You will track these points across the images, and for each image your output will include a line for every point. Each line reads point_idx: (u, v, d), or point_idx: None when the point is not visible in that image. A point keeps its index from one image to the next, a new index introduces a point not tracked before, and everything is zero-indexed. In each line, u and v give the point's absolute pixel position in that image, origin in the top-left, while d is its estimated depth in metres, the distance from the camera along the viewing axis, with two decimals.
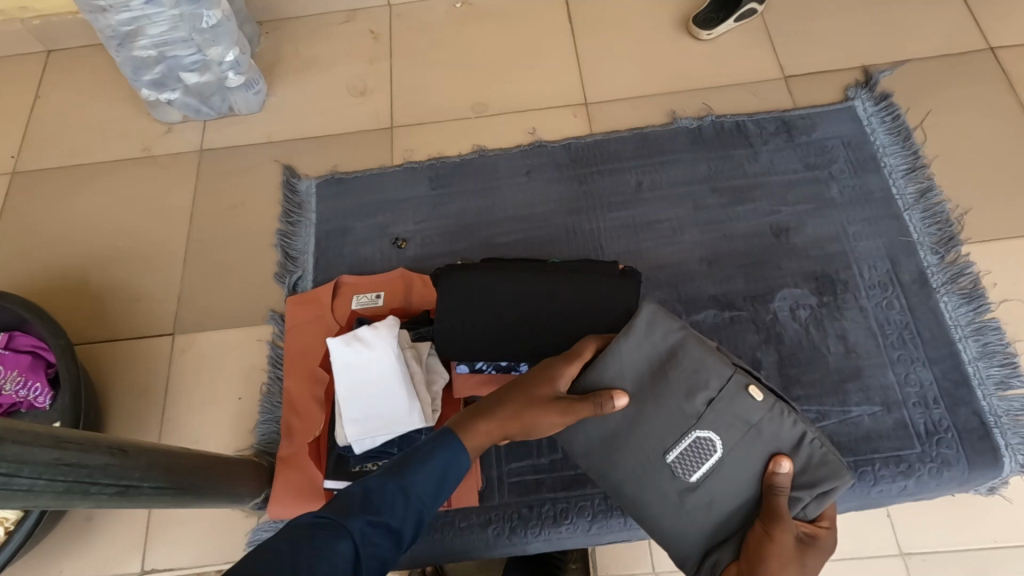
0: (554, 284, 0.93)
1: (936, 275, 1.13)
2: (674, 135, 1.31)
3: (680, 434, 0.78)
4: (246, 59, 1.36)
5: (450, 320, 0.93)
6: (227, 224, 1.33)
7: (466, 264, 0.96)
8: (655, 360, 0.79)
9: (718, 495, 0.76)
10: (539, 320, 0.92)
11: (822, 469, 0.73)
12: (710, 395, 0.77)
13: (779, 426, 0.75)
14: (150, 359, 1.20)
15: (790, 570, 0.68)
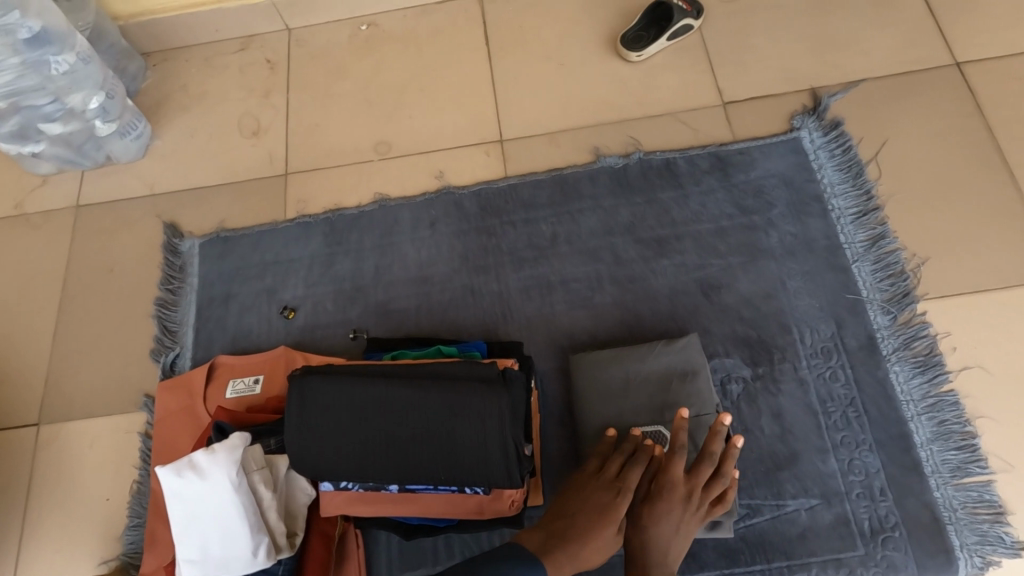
0: (416, 393, 0.77)
1: (887, 340, 0.99)
2: (594, 176, 1.16)
3: (652, 419, 0.90)
4: (116, 102, 1.21)
5: (299, 438, 0.79)
6: (102, 292, 1.19)
7: (321, 368, 0.82)
8: (672, 370, 0.92)
9: None
10: (400, 437, 0.77)
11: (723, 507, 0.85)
12: (690, 411, 0.88)
13: None
14: (11, 453, 1.08)
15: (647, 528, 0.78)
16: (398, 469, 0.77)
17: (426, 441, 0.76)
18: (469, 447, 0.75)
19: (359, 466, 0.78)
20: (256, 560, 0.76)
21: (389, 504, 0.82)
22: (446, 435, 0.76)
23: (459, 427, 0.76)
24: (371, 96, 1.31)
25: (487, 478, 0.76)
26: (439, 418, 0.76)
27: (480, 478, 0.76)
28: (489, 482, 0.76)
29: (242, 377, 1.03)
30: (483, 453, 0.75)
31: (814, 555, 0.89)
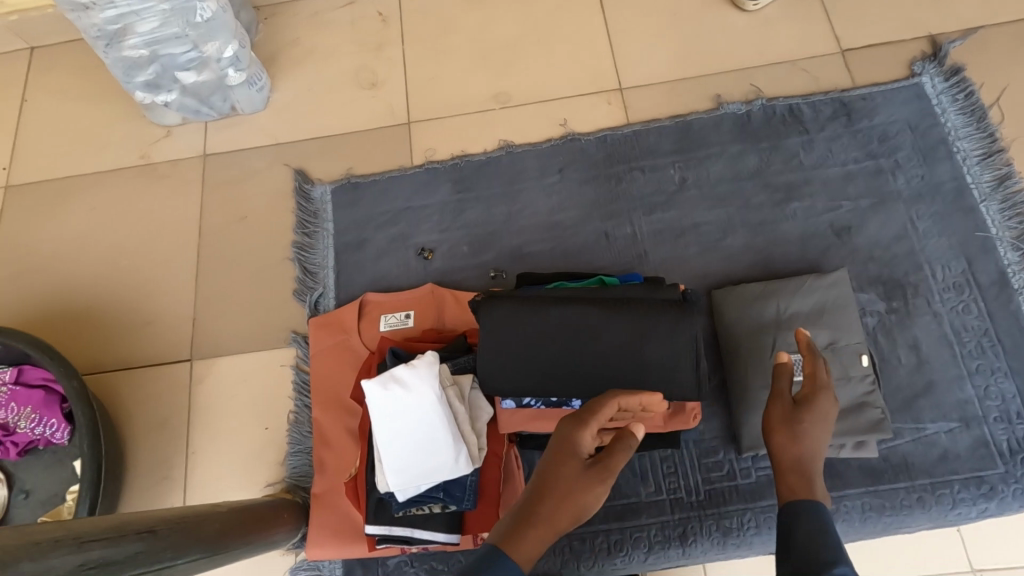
0: (607, 312, 0.81)
1: (1017, 275, 1.03)
2: (718, 122, 1.19)
3: (801, 347, 0.96)
4: (246, 53, 1.23)
5: (494, 355, 0.82)
6: (237, 237, 1.23)
7: (505, 294, 0.85)
8: (820, 303, 0.98)
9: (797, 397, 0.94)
10: (592, 353, 0.81)
11: (872, 425, 0.92)
12: (839, 340, 0.95)
13: (855, 385, 0.93)
14: (166, 388, 1.13)
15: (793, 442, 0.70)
16: (589, 381, 0.81)
17: (617, 356, 0.80)
18: (659, 360, 0.80)
19: (552, 381, 0.81)
20: (457, 466, 0.81)
21: (569, 421, 0.87)
22: (638, 349, 0.80)
23: (650, 342, 0.80)
24: (486, 48, 1.33)
25: (675, 389, 0.80)
26: (631, 334, 0.80)
27: (670, 390, 0.80)
28: (675, 393, 0.81)
29: (393, 312, 1.08)
30: (674, 365, 0.80)
31: (956, 473, 0.95)
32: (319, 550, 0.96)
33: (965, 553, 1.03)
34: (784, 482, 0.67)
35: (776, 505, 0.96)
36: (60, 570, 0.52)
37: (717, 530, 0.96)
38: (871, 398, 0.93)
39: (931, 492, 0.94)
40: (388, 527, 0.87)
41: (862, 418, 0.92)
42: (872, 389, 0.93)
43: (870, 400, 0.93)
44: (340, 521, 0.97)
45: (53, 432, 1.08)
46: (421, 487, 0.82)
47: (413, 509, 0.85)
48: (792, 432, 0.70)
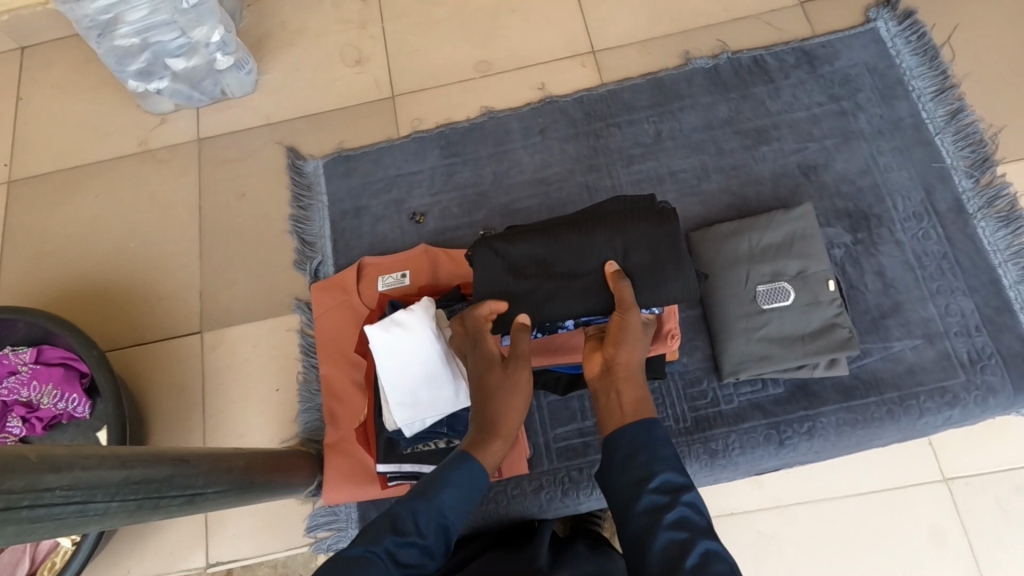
0: (586, 233, 0.86)
1: (972, 201, 1.10)
2: (689, 77, 1.25)
3: (772, 278, 1.03)
4: (233, 37, 1.28)
5: (494, 289, 0.86)
6: (237, 214, 1.29)
7: (490, 236, 0.90)
8: (789, 235, 1.04)
9: (772, 324, 1.01)
10: (581, 274, 0.85)
11: (841, 342, 0.99)
12: (807, 269, 1.02)
13: (824, 310, 1.00)
14: (181, 359, 1.19)
15: (640, 345, 0.79)
16: (586, 300, 0.84)
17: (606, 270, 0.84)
18: (648, 268, 0.84)
19: (553, 305, 0.84)
20: (457, 399, 0.88)
21: (562, 354, 0.93)
22: (626, 260, 0.84)
23: (634, 255, 0.84)
24: (465, 20, 1.38)
25: (667, 293, 0.84)
26: (614, 250, 0.85)
27: (662, 295, 0.84)
28: (668, 297, 0.84)
29: (389, 272, 1.14)
30: (660, 274, 0.84)
31: (922, 385, 1.02)
32: (335, 493, 1.03)
33: (935, 461, 1.13)
34: (624, 394, 0.73)
35: (758, 426, 1.04)
36: (109, 482, 0.57)
37: (704, 452, 1.03)
38: (839, 321, 1.00)
39: (900, 404, 1.01)
40: (399, 464, 0.94)
41: (832, 338, 0.99)
42: (840, 312, 1.00)
43: (838, 322, 1.00)
44: (353, 466, 1.04)
45: (75, 407, 1.13)
46: (426, 421, 0.89)
47: (421, 445, 0.92)
48: (637, 347, 0.78)
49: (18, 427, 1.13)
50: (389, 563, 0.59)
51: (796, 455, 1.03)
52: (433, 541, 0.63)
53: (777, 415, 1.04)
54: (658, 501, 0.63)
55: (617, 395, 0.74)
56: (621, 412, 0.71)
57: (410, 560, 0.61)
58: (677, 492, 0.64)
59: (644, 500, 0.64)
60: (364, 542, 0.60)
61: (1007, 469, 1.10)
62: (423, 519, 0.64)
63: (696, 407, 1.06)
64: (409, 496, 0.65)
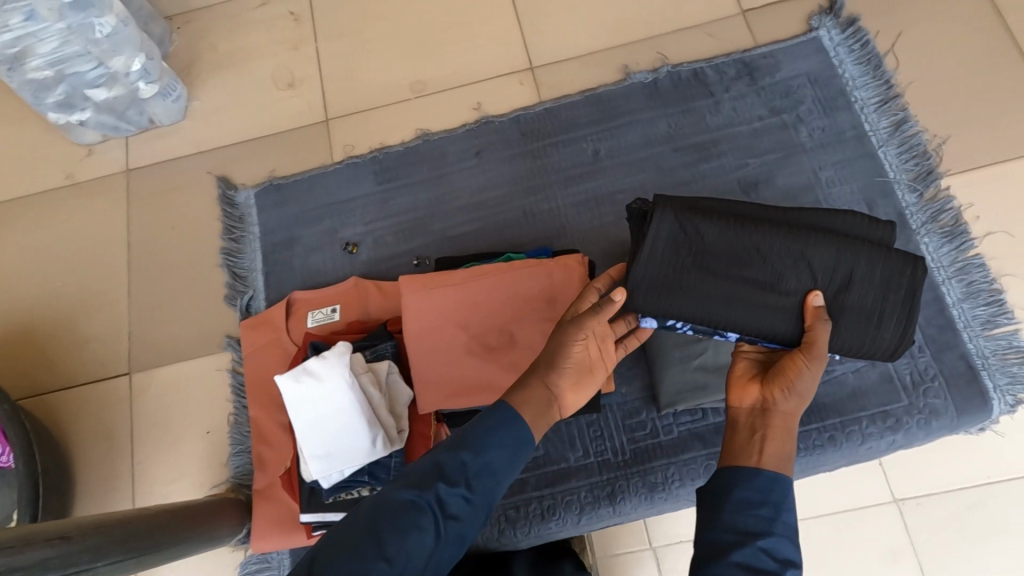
0: (858, 250, 0.73)
1: (915, 216, 1.07)
2: (628, 92, 1.21)
3: None
4: (156, 65, 1.24)
5: (655, 273, 0.75)
6: (167, 248, 1.24)
7: (677, 200, 0.76)
8: None
9: (708, 354, 0.99)
10: (782, 290, 0.73)
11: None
12: None
13: None
14: (110, 402, 1.15)
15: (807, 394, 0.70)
16: (760, 317, 0.74)
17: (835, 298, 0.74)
18: (858, 309, 0.74)
19: (709, 312, 0.75)
20: (375, 448, 0.84)
21: (485, 395, 0.90)
22: (842, 297, 0.73)
23: (851, 292, 0.73)
24: (400, 38, 1.34)
25: (850, 346, 0.76)
26: (832, 277, 0.73)
27: (850, 346, 0.76)
28: (858, 350, 0.76)
29: (320, 308, 1.10)
30: (866, 319, 0.74)
31: (864, 410, 0.99)
32: (264, 542, 0.99)
33: (886, 482, 1.10)
34: (770, 444, 0.66)
35: (698, 457, 1.00)
36: None
37: (643, 486, 1.00)
38: None
39: (842, 430, 0.99)
40: (322, 513, 0.90)
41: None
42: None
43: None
44: (282, 513, 1.00)
45: None
46: (344, 472, 0.85)
47: (343, 493, 0.88)
48: (804, 401, 0.70)
49: None
50: (435, 511, 0.58)
51: None
52: (479, 494, 0.62)
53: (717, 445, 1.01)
54: (763, 562, 0.58)
55: (760, 440, 0.67)
56: (759, 457, 0.65)
57: (455, 509, 0.60)
58: (785, 563, 0.58)
59: (746, 552, 0.59)
60: (408, 489, 0.59)
61: (957, 489, 1.08)
62: (468, 472, 0.61)
63: (635, 439, 1.03)
64: (453, 445, 0.63)
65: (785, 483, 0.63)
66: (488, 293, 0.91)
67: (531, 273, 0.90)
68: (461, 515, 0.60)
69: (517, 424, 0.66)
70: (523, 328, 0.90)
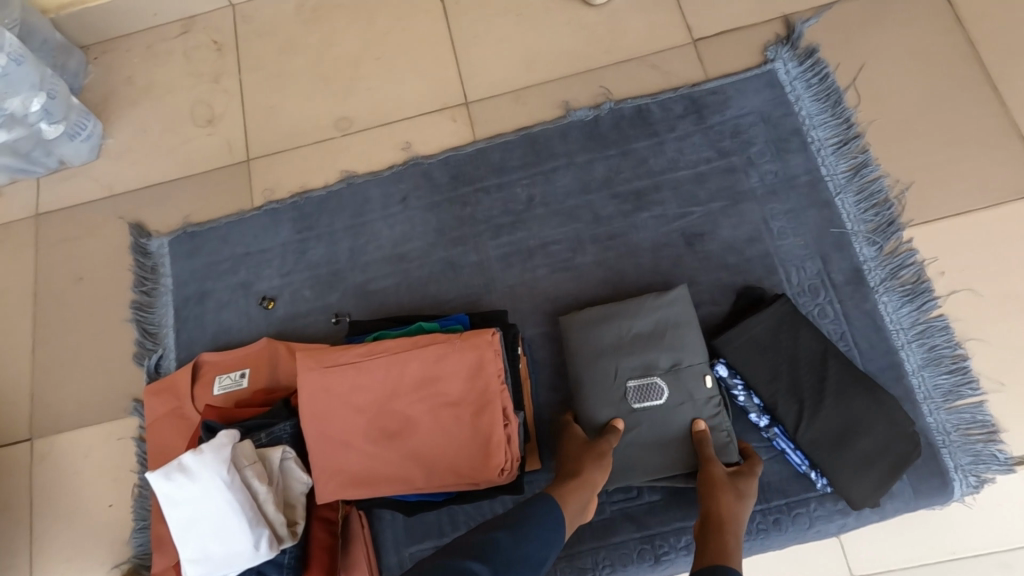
0: (869, 344, 0.94)
1: (873, 272, 0.98)
2: (565, 131, 1.12)
3: (644, 373, 0.90)
4: (59, 104, 1.15)
5: (746, 334, 0.93)
6: (73, 302, 1.16)
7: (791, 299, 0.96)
8: (661, 324, 0.92)
9: (642, 428, 0.89)
10: (817, 406, 0.89)
11: (724, 449, 0.87)
12: (680, 361, 0.89)
13: (700, 410, 0.88)
14: (7, 471, 1.07)
15: (728, 496, 0.79)
16: (791, 411, 0.89)
17: (849, 434, 0.87)
18: (859, 453, 0.87)
19: (765, 384, 0.91)
20: (259, 553, 0.76)
21: (386, 485, 0.82)
22: (852, 437, 0.87)
23: (861, 441, 0.87)
24: (326, 70, 1.25)
25: (846, 483, 0.86)
26: (856, 419, 0.88)
27: (843, 482, 0.87)
28: (846, 487, 0.86)
29: (228, 372, 1.02)
30: (865, 469, 0.86)
31: (811, 491, 0.91)
32: None
33: (842, 556, 1.01)
34: (721, 541, 0.72)
35: (630, 540, 0.92)
36: None
37: (569, 572, 0.92)
38: (718, 423, 0.87)
39: (787, 514, 0.90)
40: None
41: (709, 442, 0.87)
42: (718, 412, 0.88)
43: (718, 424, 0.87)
44: None
45: None
46: None
47: None
48: (732, 502, 0.79)
49: None
50: None
51: (671, 572, 0.91)
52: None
53: (652, 526, 0.92)
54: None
55: (710, 539, 0.73)
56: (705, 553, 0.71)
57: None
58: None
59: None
60: (471, 558, 0.59)
61: (920, 566, 0.98)
62: (517, 556, 0.62)
63: None
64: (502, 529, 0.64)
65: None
66: (386, 376, 0.81)
67: (435, 352, 0.81)
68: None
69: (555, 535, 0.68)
70: (425, 415, 0.81)
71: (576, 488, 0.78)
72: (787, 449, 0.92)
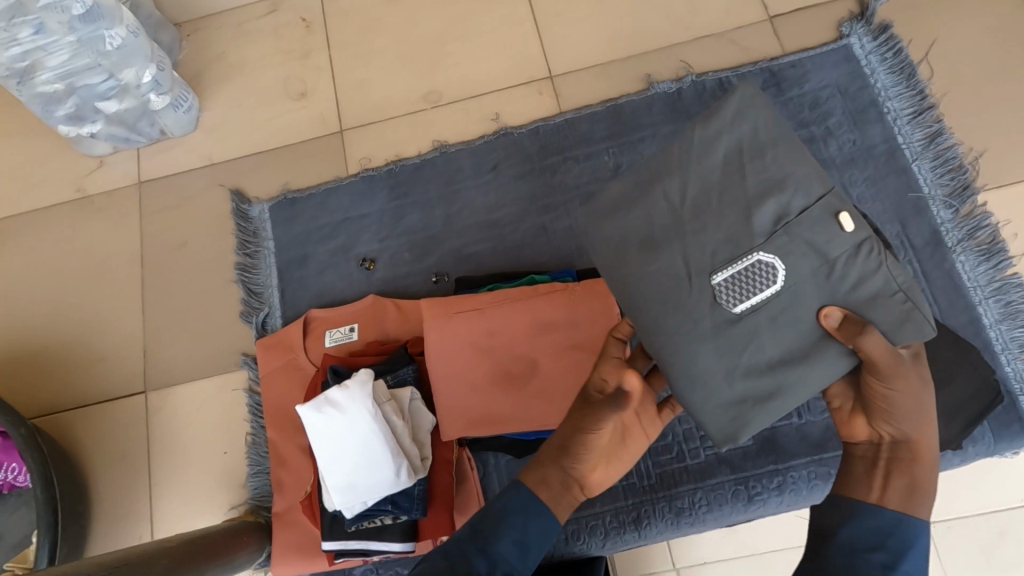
0: (948, 301, 1.00)
1: (951, 233, 1.04)
2: (649, 104, 1.17)
3: (734, 257, 0.68)
4: (166, 75, 1.21)
5: None
6: (179, 264, 1.22)
7: None
8: (734, 159, 0.71)
9: (762, 329, 0.68)
10: None
11: (899, 321, 0.64)
12: (791, 214, 0.67)
13: (851, 271, 0.66)
14: (123, 421, 1.14)
15: (912, 408, 0.65)
16: None
17: (934, 385, 0.90)
18: (940, 404, 0.89)
19: None
20: (400, 480, 0.82)
21: (506, 424, 0.89)
22: (937, 388, 0.90)
23: (944, 392, 0.90)
24: (412, 47, 1.30)
25: (928, 429, 0.90)
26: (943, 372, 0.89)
27: None
28: None
29: (336, 326, 1.07)
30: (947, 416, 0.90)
31: None
32: (286, 567, 0.98)
33: None
34: (898, 479, 0.64)
35: (726, 481, 0.98)
36: None
37: (669, 511, 0.98)
38: (886, 290, 0.64)
39: None
40: (344, 542, 0.88)
41: (873, 324, 0.65)
42: (864, 269, 0.65)
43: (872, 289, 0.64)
44: (303, 536, 0.99)
45: (16, 475, 1.10)
46: (367, 503, 0.84)
47: (365, 522, 0.87)
48: (914, 415, 0.65)
49: None
50: None
51: (764, 511, 0.97)
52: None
53: (745, 469, 0.99)
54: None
55: (883, 476, 0.65)
56: (880, 494, 0.63)
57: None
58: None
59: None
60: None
61: (991, 512, 1.04)
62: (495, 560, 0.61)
63: (661, 463, 1.00)
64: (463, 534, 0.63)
65: (926, 526, 0.61)
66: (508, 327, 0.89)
67: (558, 299, 0.88)
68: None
69: (553, 524, 0.66)
70: (547, 356, 0.88)
71: (552, 462, 0.68)
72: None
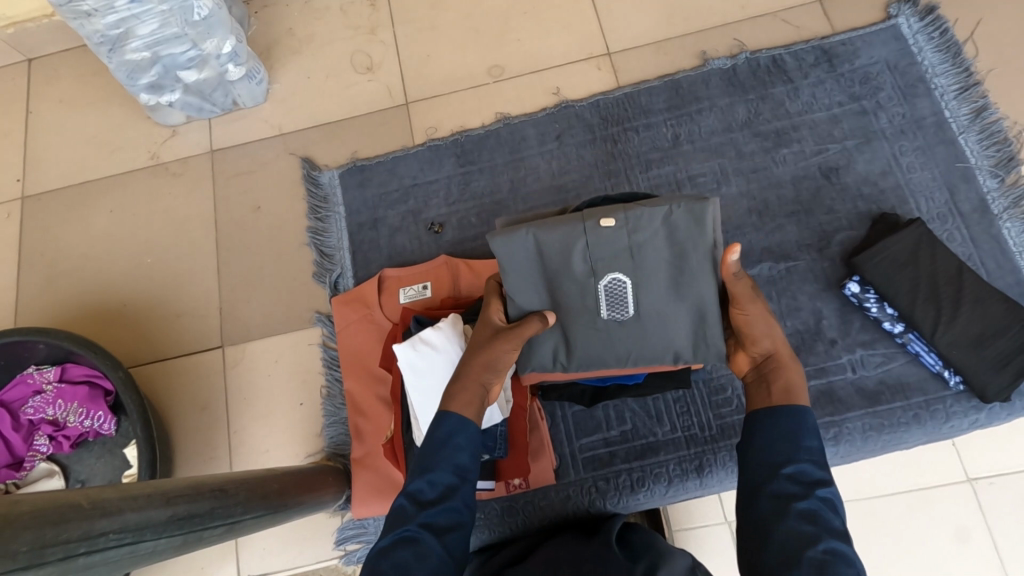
0: (995, 265, 1.06)
1: (997, 201, 1.09)
2: (705, 79, 1.23)
3: (596, 294, 0.79)
4: (243, 47, 1.26)
5: (891, 252, 1.02)
6: (252, 227, 1.28)
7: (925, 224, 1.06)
8: (532, 257, 0.78)
9: (661, 314, 0.79)
10: (955, 312, 0.98)
11: (694, 220, 0.75)
12: (591, 248, 0.77)
13: (647, 231, 0.76)
14: (204, 374, 1.19)
15: (760, 326, 0.76)
16: (935, 316, 0.99)
17: (986, 335, 0.97)
18: (992, 353, 0.96)
19: (910, 293, 1.00)
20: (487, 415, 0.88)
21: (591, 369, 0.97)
22: (987, 339, 0.97)
23: (996, 342, 0.97)
24: (474, 24, 1.36)
25: (981, 378, 0.96)
26: (994, 323, 0.97)
27: (973, 376, 0.97)
28: (982, 383, 0.96)
29: (411, 284, 1.13)
30: (1000, 365, 0.96)
31: (949, 390, 1.01)
32: (364, 508, 1.03)
33: (958, 461, 1.06)
34: (778, 382, 0.72)
35: None
36: (156, 521, 0.56)
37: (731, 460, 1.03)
38: (672, 218, 0.75)
39: (926, 409, 1.01)
40: None
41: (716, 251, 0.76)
42: (642, 227, 0.76)
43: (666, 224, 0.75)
44: (380, 479, 1.04)
45: (101, 424, 1.13)
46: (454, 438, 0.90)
47: None
48: (767, 330, 0.76)
49: (45, 445, 1.13)
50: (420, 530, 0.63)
51: None
52: (459, 500, 0.67)
53: None
54: (788, 489, 0.63)
55: (767, 384, 0.74)
56: (768, 398, 0.72)
57: (450, 524, 0.65)
58: (812, 485, 0.63)
59: (776, 483, 0.63)
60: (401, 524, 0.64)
61: None
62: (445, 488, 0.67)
63: (721, 415, 1.06)
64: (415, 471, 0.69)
65: (804, 414, 0.68)
66: None
67: None
68: (454, 529, 0.65)
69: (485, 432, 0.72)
70: None
71: (474, 381, 0.74)
72: (922, 352, 1.02)
